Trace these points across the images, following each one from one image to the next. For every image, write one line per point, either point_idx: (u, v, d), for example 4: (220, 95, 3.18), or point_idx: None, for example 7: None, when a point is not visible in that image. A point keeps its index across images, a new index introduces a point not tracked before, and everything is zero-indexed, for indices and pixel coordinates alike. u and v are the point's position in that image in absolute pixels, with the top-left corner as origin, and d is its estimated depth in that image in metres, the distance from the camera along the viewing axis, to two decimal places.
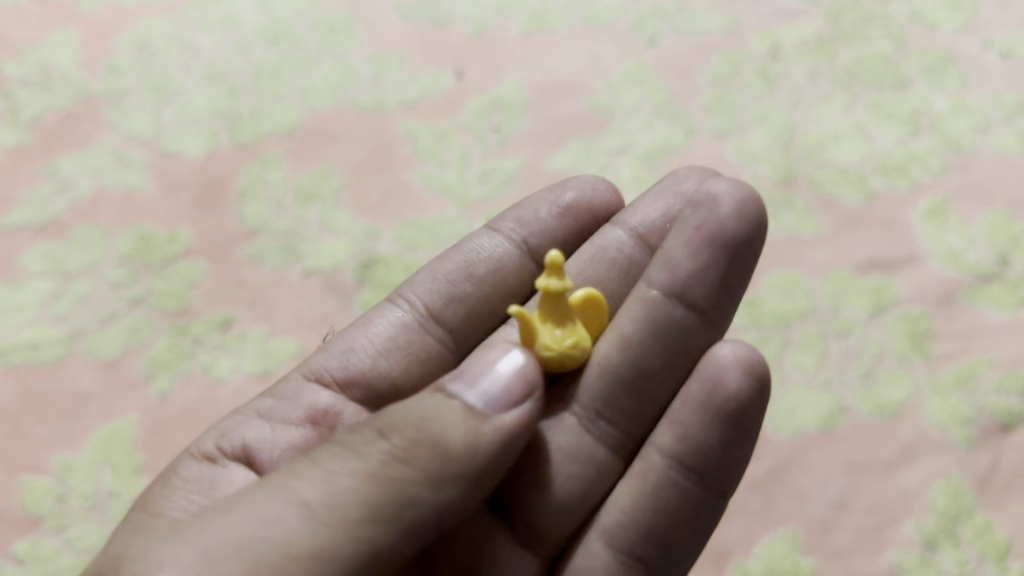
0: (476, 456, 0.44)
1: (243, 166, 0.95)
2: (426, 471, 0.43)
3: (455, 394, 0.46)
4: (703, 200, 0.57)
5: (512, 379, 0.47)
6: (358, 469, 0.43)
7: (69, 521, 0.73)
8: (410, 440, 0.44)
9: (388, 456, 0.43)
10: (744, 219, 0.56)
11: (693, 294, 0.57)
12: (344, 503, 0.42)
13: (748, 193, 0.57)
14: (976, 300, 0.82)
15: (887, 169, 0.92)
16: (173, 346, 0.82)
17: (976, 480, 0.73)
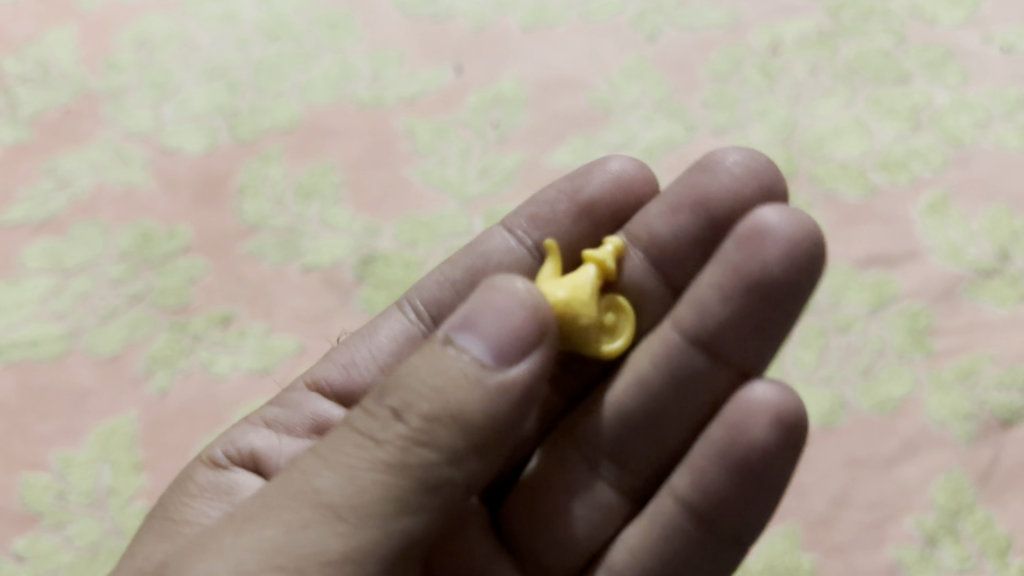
0: (494, 419, 0.44)
1: (242, 162, 0.95)
2: (445, 451, 0.43)
3: (462, 349, 0.44)
4: (749, 236, 0.54)
5: (518, 324, 0.45)
6: (378, 462, 0.43)
7: (69, 518, 0.73)
8: (425, 420, 0.43)
9: (405, 443, 0.43)
10: (796, 261, 0.53)
11: (723, 336, 0.55)
12: (370, 500, 0.43)
13: (796, 236, 0.53)
14: (977, 295, 0.82)
15: (887, 165, 0.92)
16: (172, 342, 0.82)
17: (977, 476, 0.73)
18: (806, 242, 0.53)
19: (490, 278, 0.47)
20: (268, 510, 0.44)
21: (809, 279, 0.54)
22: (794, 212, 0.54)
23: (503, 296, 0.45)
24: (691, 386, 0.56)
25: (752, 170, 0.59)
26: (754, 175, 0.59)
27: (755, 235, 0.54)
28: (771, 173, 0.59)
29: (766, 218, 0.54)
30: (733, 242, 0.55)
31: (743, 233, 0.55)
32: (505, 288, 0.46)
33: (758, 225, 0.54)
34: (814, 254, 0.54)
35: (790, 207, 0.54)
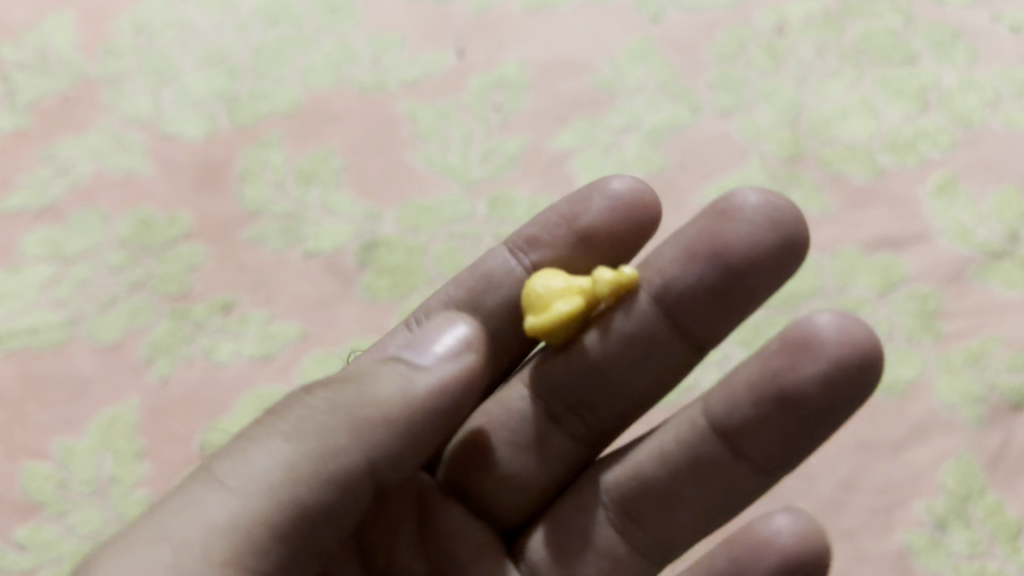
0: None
1: (242, 148, 0.94)
2: (359, 430, 0.47)
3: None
4: (793, 338, 0.52)
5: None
6: (296, 439, 0.46)
7: (71, 506, 0.72)
8: (342, 404, 0.47)
9: (323, 423, 0.47)
10: (836, 372, 0.51)
11: (751, 429, 0.53)
12: (285, 475, 0.45)
13: (843, 357, 0.51)
14: (986, 278, 0.81)
15: (895, 146, 0.91)
16: (174, 329, 0.81)
17: (987, 459, 0.72)
18: (851, 354, 0.51)
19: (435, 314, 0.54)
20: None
21: (851, 393, 0.51)
22: (848, 317, 0.51)
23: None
24: (711, 468, 0.55)
25: (772, 215, 0.55)
26: (773, 222, 0.55)
27: (802, 339, 0.52)
28: (791, 217, 0.55)
29: (819, 324, 0.51)
30: (778, 340, 0.53)
31: (789, 334, 0.52)
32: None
33: (805, 328, 0.52)
34: (861, 369, 0.51)
35: (844, 315, 0.52)
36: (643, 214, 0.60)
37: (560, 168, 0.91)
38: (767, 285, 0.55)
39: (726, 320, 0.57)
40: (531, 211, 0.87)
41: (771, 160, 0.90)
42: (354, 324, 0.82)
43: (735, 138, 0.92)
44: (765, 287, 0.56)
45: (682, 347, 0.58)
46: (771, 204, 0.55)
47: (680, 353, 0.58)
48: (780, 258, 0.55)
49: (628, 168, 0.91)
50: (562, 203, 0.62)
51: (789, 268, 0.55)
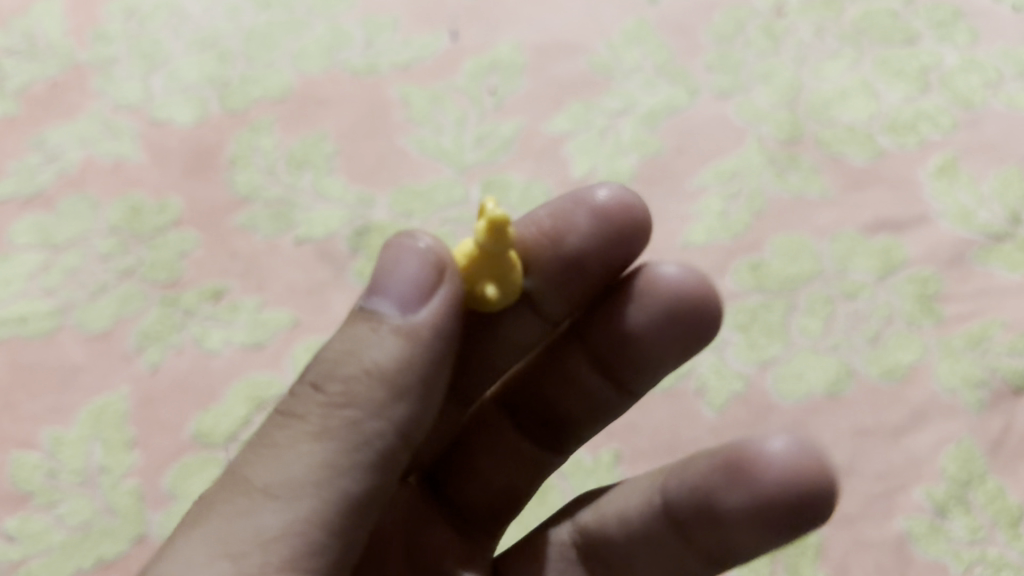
0: (408, 367, 0.43)
1: (233, 133, 0.93)
2: (368, 402, 0.42)
3: (373, 312, 0.44)
4: (742, 460, 0.48)
5: (421, 273, 0.44)
6: (306, 431, 0.42)
7: (60, 497, 0.72)
8: (343, 381, 0.42)
9: (326, 406, 0.42)
10: (781, 509, 0.46)
11: (695, 522, 0.51)
12: (304, 465, 0.41)
13: (784, 492, 0.46)
14: (988, 260, 0.80)
15: (895, 127, 0.89)
16: (164, 317, 0.80)
17: (987, 445, 0.71)
18: (788, 493, 0.46)
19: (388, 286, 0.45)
20: (211, 505, 0.42)
21: (788, 529, 0.47)
22: (803, 447, 0.47)
23: (404, 250, 0.45)
24: (658, 543, 0.53)
25: (694, 294, 0.54)
26: (691, 303, 0.54)
27: (747, 462, 0.47)
28: (710, 299, 0.54)
29: (774, 454, 0.47)
30: (731, 453, 0.49)
31: (741, 456, 0.48)
32: (401, 243, 0.45)
33: (758, 457, 0.47)
34: (809, 504, 0.46)
35: (797, 443, 0.47)
36: (628, 231, 0.53)
37: (555, 152, 0.90)
38: (679, 350, 0.56)
39: (652, 373, 0.57)
40: (525, 197, 0.86)
41: (769, 143, 0.89)
42: (346, 311, 0.81)
43: (732, 120, 0.91)
44: (681, 351, 0.56)
45: (615, 389, 0.58)
46: (694, 283, 0.54)
47: (612, 395, 0.59)
48: (693, 332, 0.54)
49: (624, 151, 0.89)
50: (543, 217, 0.54)
51: (701, 337, 0.55)
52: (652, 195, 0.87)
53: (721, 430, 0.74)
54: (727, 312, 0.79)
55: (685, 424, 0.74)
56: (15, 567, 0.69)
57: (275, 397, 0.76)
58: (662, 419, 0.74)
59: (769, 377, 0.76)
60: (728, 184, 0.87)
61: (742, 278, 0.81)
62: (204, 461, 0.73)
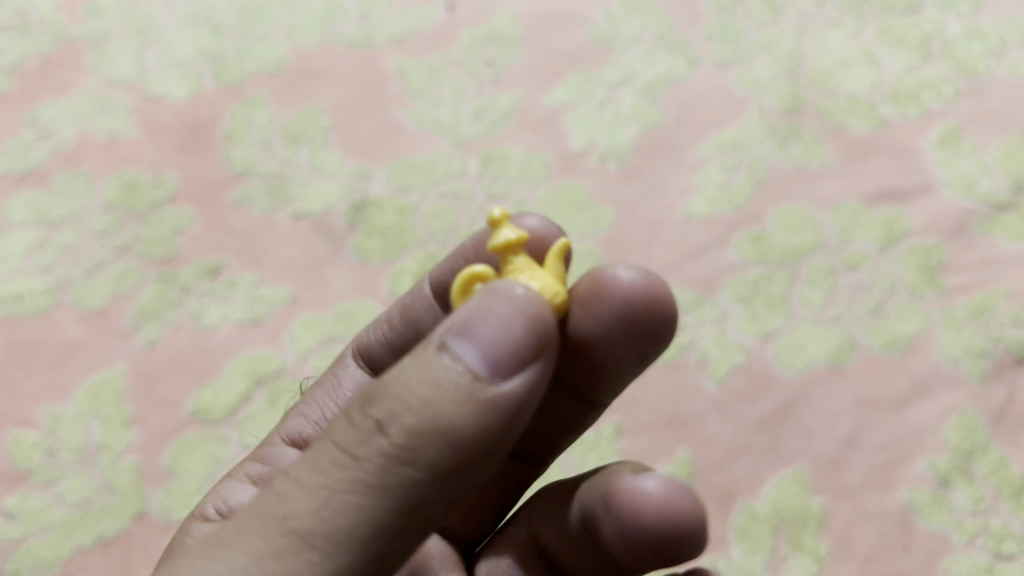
0: (485, 433, 0.34)
1: (228, 108, 0.92)
2: (431, 467, 0.34)
3: (456, 358, 0.34)
4: (616, 488, 0.45)
5: (524, 331, 0.35)
6: (356, 481, 0.35)
7: (60, 474, 0.71)
8: (410, 433, 0.34)
9: (385, 461, 0.34)
10: (636, 548, 0.45)
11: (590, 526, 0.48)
12: (345, 524, 0.35)
13: (670, 504, 0.43)
14: (991, 230, 0.79)
15: (897, 97, 0.88)
16: (161, 294, 0.80)
17: (990, 415, 0.71)
18: (665, 522, 0.43)
19: (477, 297, 0.36)
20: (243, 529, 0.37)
21: (663, 552, 0.44)
22: (672, 495, 0.43)
23: (505, 293, 0.36)
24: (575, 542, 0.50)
25: (646, 295, 0.46)
26: (644, 304, 0.46)
27: (621, 490, 0.44)
28: (665, 297, 0.47)
29: (641, 495, 0.44)
30: (614, 476, 0.46)
31: (615, 485, 0.45)
32: (507, 290, 0.36)
33: (625, 492, 0.44)
34: (660, 550, 0.44)
35: (672, 490, 0.43)
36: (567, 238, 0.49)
37: (554, 124, 0.89)
38: (642, 351, 0.48)
39: (616, 383, 0.51)
40: (523, 170, 0.86)
41: (771, 113, 0.88)
42: (345, 287, 0.80)
43: (733, 91, 0.90)
44: (638, 356, 0.48)
45: (580, 402, 0.53)
46: (648, 285, 0.46)
47: (580, 409, 0.53)
48: (649, 328, 0.47)
49: (624, 122, 0.89)
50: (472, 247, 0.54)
51: (659, 342, 0.48)
52: (653, 167, 0.86)
53: (722, 402, 0.73)
54: (728, 283, 0.79)
55: (686, 400, 0.73)
56: (15, 545, 0.69)
57: (274, 373, 0.75)
58: (663, 392, 0.74)
59: (772, 351, 0.75)
60: (728, 155, 0.86)
61: (743, 250, 0.80)
62: (204, 438, 0.73)
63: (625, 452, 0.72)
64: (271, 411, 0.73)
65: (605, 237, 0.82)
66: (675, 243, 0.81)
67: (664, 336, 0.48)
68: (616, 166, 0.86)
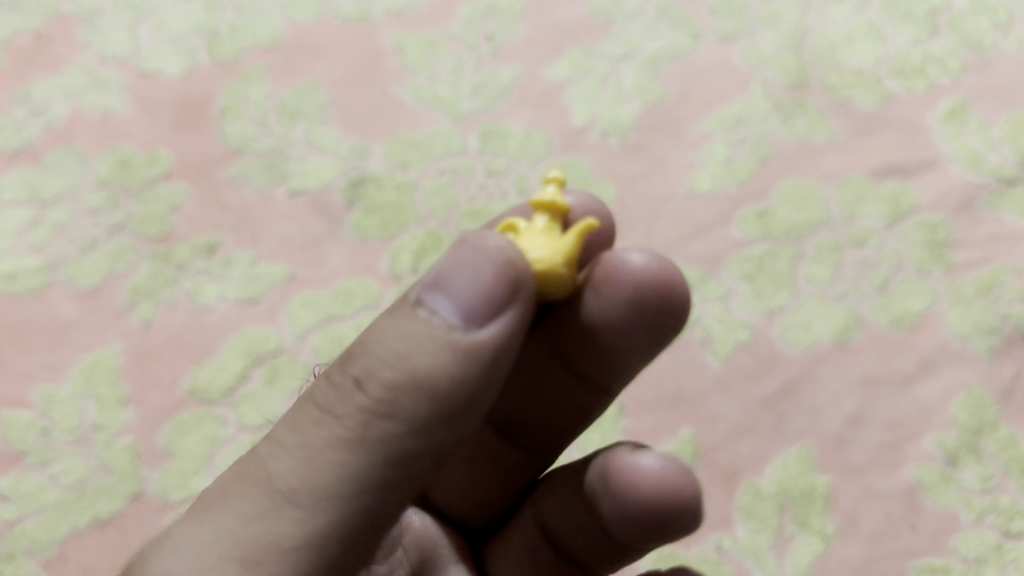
0: (463, 385, 0.35)
1: (222, 84, 0.90)
2: (409, 421, 0.35)
3: (432, 312, 0.35)
4: (614, 465, 0.46)
5: (495, 277, 0.35)
6: (338, 438, 0.36)
7: (54, 455, 0.70)
8: (386, 387, 0.35)
9: (364, 415, 0.35)
10: (635, 523, 0.46)
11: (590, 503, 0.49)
12: (328, 480, 0.36)
13: (672, 480, 0.45)
14: (999, 205, 0.78)
15: (903, 71, 0.87)
16: (156, 272, 0.78)
17: (999, 392, 0.70)
18: (663, 499, 0.45)
19: (452, 247, 0.36)
20: (233, 490, 0.38)
21: (661, 527, 0.46)
22: (669, 472, 0.45)
23: (476, 243, 0.36)
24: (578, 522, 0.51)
25: (659, 279, 0.45)
26: (656, 291, 0.45)
27: (619, 467, 0.46)
28: (676, 285, 0.45)
29: (640, 471, 0.45)
30: (613, 452, 0.47)
31: (613, 462, 0.46)
32: (478, 240, 0.36)
33: (623, 468, 0.46)
34: (659, 525, 0.46)
35: (669, 468, 0.45)
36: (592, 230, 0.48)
37: (554, 100, 0.87)
38: (650, 340, 0.47)
39: (626, 370, 0.49)
40: (524, 146, 0.84)
41: (775, 87, 0.87)
42: (343, 265, 0.79)
43: (737, 65, 0.88)
44: (647, 346, 0.47)
45: (588, 391, 0.51)
46: (661, 268, 0.45)
47: (588, 397, 0.52)
48: (658, 315, 0.46)
49: (626, 98, 0.87)
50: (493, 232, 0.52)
51: (670, 329, 0.47)
52: (655, 142, 0.84)
53: (726, 380, 0.72)
54: (732, 261, 0.77)
55: (691, 377, 0.72)
56: (10, 527, 0.68)
57: (272, 352, 0.74)
58: (667, 370, 0.73)
59: (778, 328, 0.74)
60: (732, 131, 0.84)
61: (748, 226, 0.79)
62: (200, 418, 0.72)
63: (628, 431, 0.71)
64: (269, 391, 0.72)
65: (607, 214, 0.81)
66: (678, 220, 0.80)
67: (671, 323, 0.46)
68: (618, 142, 0.85)
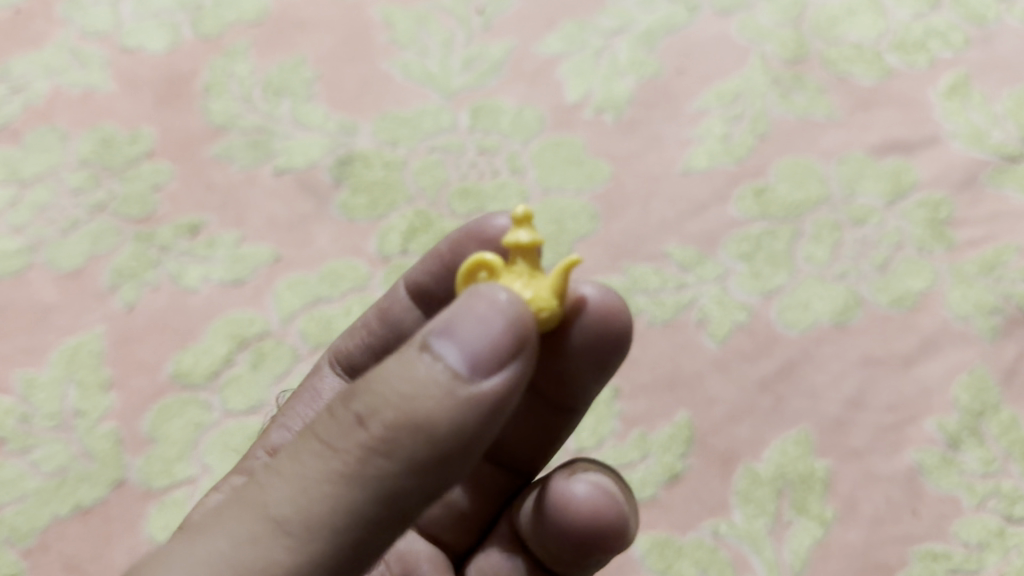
0: (463, 434, 0.32)
1: (207, 60, 0.88)
2: (410, 462, 0.32)
3: (438, 357, 0.32)
4: (550, 486, 0.46)
5: (505, 331, 0.33)
6: (334, 473, 0.32)
7: (35, 442, 0.68)
8: (390, 426, 0.31)
9: (365, 453, 0.32)
10: (568, 545, 0.46)
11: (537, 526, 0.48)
12: (323, 516, 0.32)
13: (603, 503, 0.44)
14: (1002, 183, 0.76)
15: (904, 45, 0.85)
16: (139, 254, 0.76)
17: (1001, 373, 0.68)
18: (593, 523, 0.44)
19: (457, 300, 0.34)
20: (210, 523, 0.34)
21: (598, 547, 0.45)
22: (597, 500, 0.44)
23: (488, 295, 0.34)
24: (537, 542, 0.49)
25: (601, 312, 0.45)
26: (601, 320, 0.45)
27: (552, 492, 0.45)
28: (622, 315, 0.46)
29: (568, 499, 0.45)
30: (551, 475, 0.46)
31: (549, 484, 0.46)
32: (488, 292, 0.34)
33: (554, 493, 0.45)
34: (591, 550, 0.45)
35: (598, 498, 0.44)
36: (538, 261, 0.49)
37: (548, 75, 0.85)
38: (603, 361, 0.47)
39: (586, 392, 0.50)
40: (516, 123, 0.82)
41: (774, 62, 0.85)
42: (330, 246, 0.77)
43: (735, 39, 0.86)
44: (598, 368, 0.48)
45: (554, 409, 0.52)
46: (606, 301, 0.45)
47: (555, 417, 0.52)
48: (607, 339, 0.46)
49: (621, 73, 0.85)
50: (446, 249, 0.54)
51: (616, 353, 0.47)
52: (650, 118, 0.82)
53: (723, 361, 0.70)
54: (729, 240, 0.76)
55: (687, 359, 0.71)
56: None
57: (257, 335, 0.72)
58: (663, 351, 0.71)
59: (777, 309, 0.72)
60: (730, 106, 0.82)
61: (745, 204, 0.77)
62: (184, 403, 0.70)
63: (623, 415, 0.69)
64: (255, 374, 0.71)
65: (601, 192, 0.79)
66: (674, 199, 0.78)
67: (619, 348, 0.47)
68: (612, 118, 0.83)
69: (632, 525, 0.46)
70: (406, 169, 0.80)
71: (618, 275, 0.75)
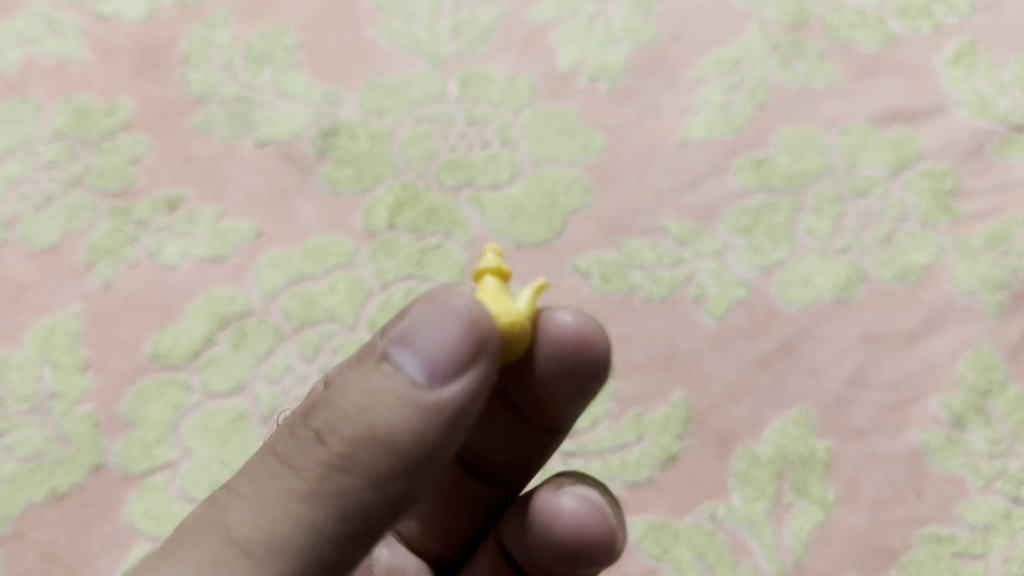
0: (425, 444, 0.31)
1: (186, 27, 0.85)
2: (370, 476, 0.31)
3: (397, 367, 0.31)
4: (537, 501, 0.44)
5: (462, 335, 0.30)
6: (296, 492, 0.31)
7: (9, 426, 0.66)
8: (347, 440, 0.31)
9: (324, 470, 0.31)
10: (553, 562, 0.44)
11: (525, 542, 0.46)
12: (285, 536, 0.32)
13: (591, 518, 0.42)
14: (1008, 153, 0.73)
15: (908, 11, 0.82)
16: (115, 229, 0.74)
17: (1008, 349, 0.66)
18: (579, 540, 0.42)
19: (417, 301, 0.32)
20: (180, 544, 0.34)
21: (586, 562, 0.43)
22: (585, 516, 0.42)
23: (444, 296, 0.31)
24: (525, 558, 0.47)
25: (576, 338, 0.42)
26: (574, 347, 0.42)
27: (539, 508, 0.43)
28: (598, 339, 0.43)
29: (555, 512, 0.43)
30: (537, 490, 0.44)
31: (535, 498, 0.44)
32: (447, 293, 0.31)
33: (541, 508, 0.43)
34: (577, 567, 0.43)
35: (585, 513, 0.42)
36: None
37: (539, 42, 0.82)
38: (581, 384, 0.44)
39: (567, 412, 0.46)
40: (507, 92, 0.79)
41: (773, 29, 0.82)
42: (315, 220, 0.74)
43: (733, 5, 0.83)
44: (577, 391, 0.44)
45: (536, 429, 0.48)
46: (584, 329, 0.42)
47: (539, 436, 0.49)
48: (584, 361, 0.43)
49: (616, 39, 0.82)
50: None
51: (597, 373, 0.44)
52: (645, 87, 0.80)
53: (720, 339, 0.68)
54: (728, 213, 0.73)
55: (682, 337, 0.68)
56: None
57: (238, 314, 0.70)
58: (659, 329, 0.69)
59: (777, 285, 0.70)
60: (728, 74, 0.79)
61: (745, 176, 0.74)
62: (163, 384, 0.67)
63: (617, 395, 0.67)
64: (236, 354, 0.68)
65: (595, 164, 0.76)
66: (671, 170, 0.75)
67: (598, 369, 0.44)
68: (606, 86, 0.80)
69: (620, 538, 0.43)
70: (392, 141, 0.77)
71: (612, 250, 0.72)
